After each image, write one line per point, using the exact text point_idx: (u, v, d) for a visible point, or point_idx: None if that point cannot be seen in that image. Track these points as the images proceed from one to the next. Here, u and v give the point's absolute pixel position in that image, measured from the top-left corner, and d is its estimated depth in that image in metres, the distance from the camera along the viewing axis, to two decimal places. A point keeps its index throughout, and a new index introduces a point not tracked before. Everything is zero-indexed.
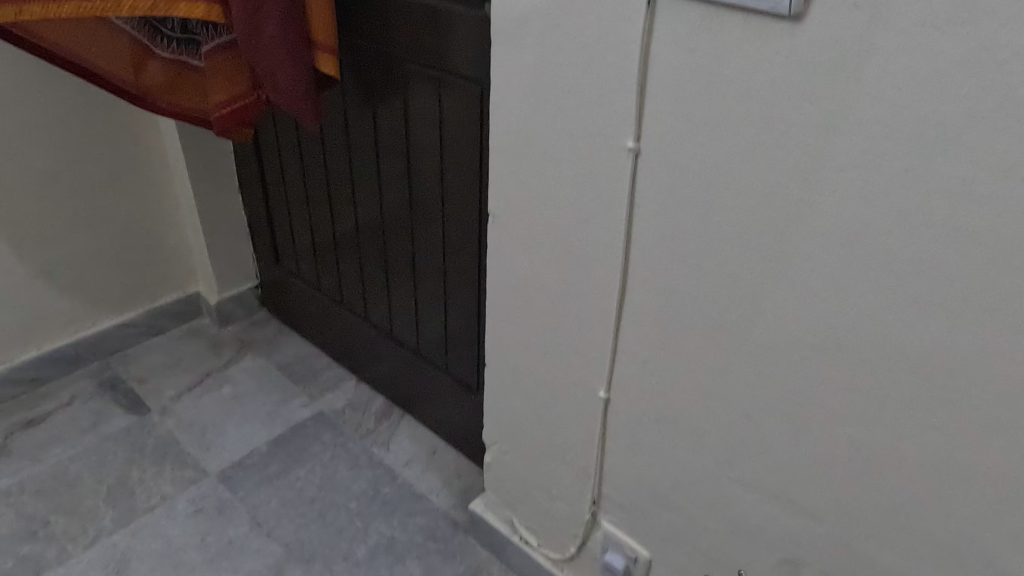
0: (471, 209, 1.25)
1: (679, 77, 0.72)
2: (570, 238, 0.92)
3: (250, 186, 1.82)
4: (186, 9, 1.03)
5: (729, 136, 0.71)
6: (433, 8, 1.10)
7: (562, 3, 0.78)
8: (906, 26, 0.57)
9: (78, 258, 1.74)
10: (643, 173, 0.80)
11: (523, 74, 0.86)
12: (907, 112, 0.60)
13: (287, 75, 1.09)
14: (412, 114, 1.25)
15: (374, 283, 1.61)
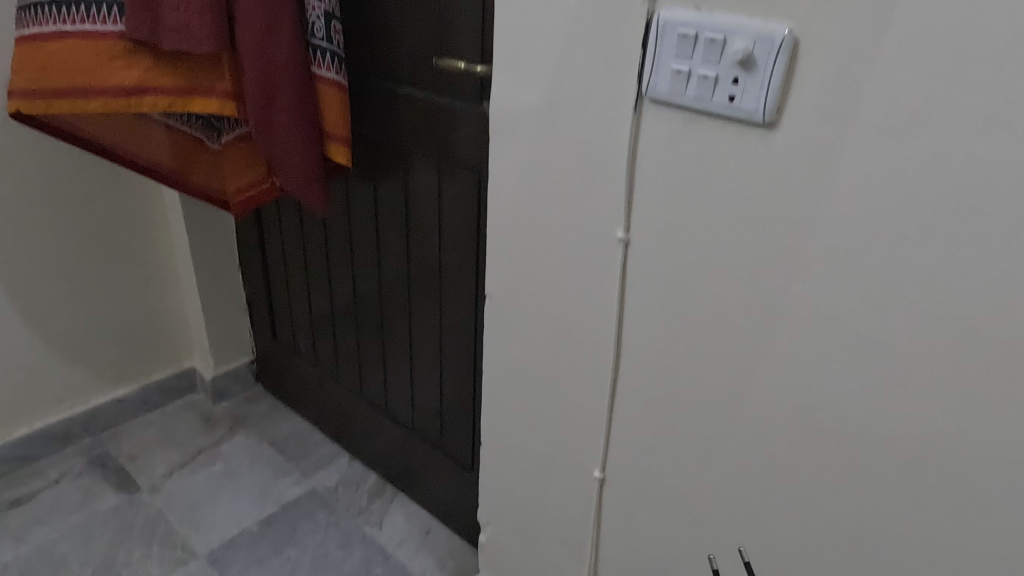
0: (468, 290, 1.29)
1: (664, 175, 0.78)
2: (564, 320, 0.96)
3: (251, 263, 1.86)
4: (202, 104, 1.10)
5: (713, 229, 0.76)
6: (434, 102, 1.18)
7: (555, 107, 0.85)
8: (869, 135, 0.63)
9: (78, 334, 1.76)
10: (633, 261, 0.85)
11: (519, 168, 0.92)
12: (874, 212, 0.65)
13: (297, 165, 1.15)
14: (412, 197, 1.32)
15: (371, 358, 1.63)
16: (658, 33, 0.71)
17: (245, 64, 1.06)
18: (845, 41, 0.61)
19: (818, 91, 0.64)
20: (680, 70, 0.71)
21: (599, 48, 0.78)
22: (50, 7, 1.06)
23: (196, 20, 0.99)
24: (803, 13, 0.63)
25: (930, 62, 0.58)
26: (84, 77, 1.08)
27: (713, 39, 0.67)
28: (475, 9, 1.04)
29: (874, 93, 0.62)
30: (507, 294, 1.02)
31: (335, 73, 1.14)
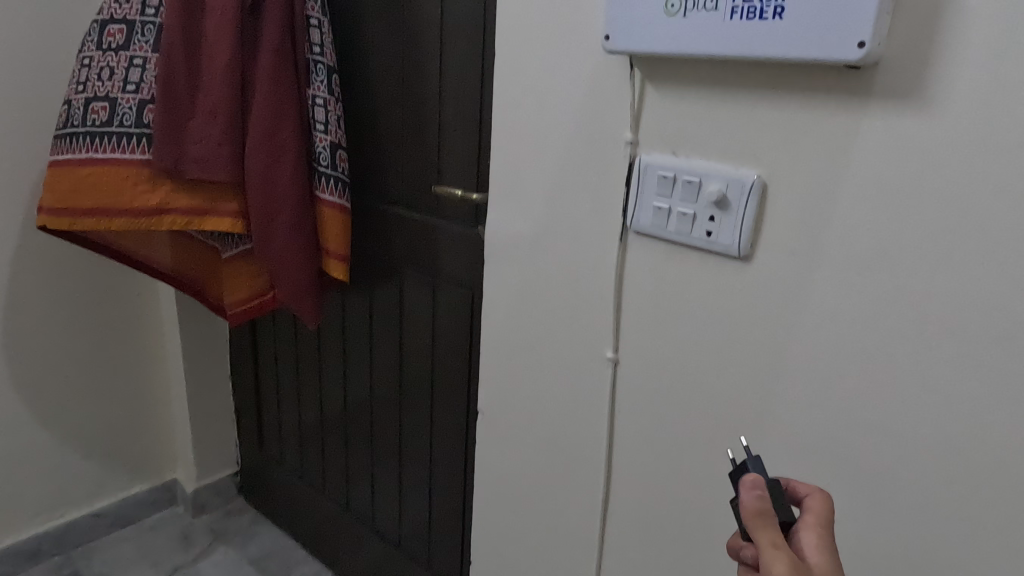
0: (460, 405, 1.30)
1: (650, 300, 0.83)
2: (555, 437, 0.98)
3: (243, 372, 1.87)
4: (214, 222, 1.17)
5: (696, 351, 0.80)
6: (430, 223, 1.24)
7: (548, 234, 0.91)
8: (835, 269, 0.69)
9: (64, 444, 1.73)
10: (621, 381, 0.88)
11: (512, 289, 0.97)
12: (845, 339, 0.69)
13: (294, 279, 1.19)
14: (406, 311, 1.36)
15: (359, 469, 1.62)
16: (639, 173, 0.79)
17: (249, 188, 1.14)
18: (807, 186, 0.68)
19: (787, 229, 0.71)
20: (660, 206, 0.78)
21: (587, 184, 0.85)
22: (83, 138, 1.13)
23: (216, 153, 1.10)
24: (768, 161, 0.70)
25: (883, 206, 0.64)
26: (106, 200, 1.14)
27: (690, 181, 0.75)
28: (472, 143, 1.13)
29: (836, 232, 0.68)
30: (499, 409, 1.05)
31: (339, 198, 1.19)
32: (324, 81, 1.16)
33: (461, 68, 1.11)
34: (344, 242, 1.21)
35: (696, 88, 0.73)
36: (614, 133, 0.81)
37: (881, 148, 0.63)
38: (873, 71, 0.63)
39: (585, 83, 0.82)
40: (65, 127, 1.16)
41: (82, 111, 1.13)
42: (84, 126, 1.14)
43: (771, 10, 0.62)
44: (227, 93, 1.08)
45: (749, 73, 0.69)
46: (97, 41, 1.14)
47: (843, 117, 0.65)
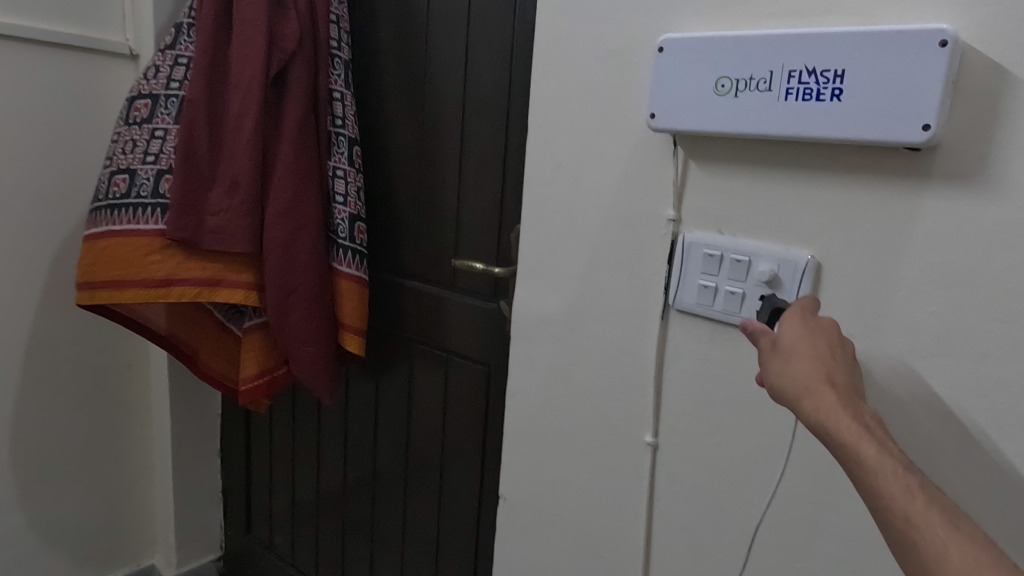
0: (472, 490, 1.24)
1: (694, 381, 0.79)
2: (587, 526, 0.92)
3: (233, 449, 1.79)
4: (226, 294, 1.12)
5: (744, 436, 0.76)
6: (444, 297, 1.21)
7: (582, 311, 0.88)
8: (896, 355, 0.66)
9: (40, 526, 1.61)
10: (661, 466, 0.84)
11: (541, 367, 0.94)
12: (910, 429, 0.66)
13: (310, 352, 1.14)
14: (416, 387, 1.30)
15: (357, 555, 1.52)
16: (683, 252, 0.77)
17: (265, 260, 1.10)
18: (865, 268, 0.66)
19: (843, 312, 0.68)
20: (706, 285, 0.75)
21: (624, 260, 0.83)
22: (101, 212, 1.12)
23: (235, 224, 1.08)
24: (822, 242, 0.68)
25: (949, 290, 0.62)
26: (116, 273, 1.10)
27: (739, 259, 0.73)
28: (492, 217, 1.11)
29: (898, 317, 0.65)
30: (525, 495, 0.99)
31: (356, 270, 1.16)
32: (346, 153, 1.16)
33: (482, 144, 1.11)
34: (359, 315, 1.17)
35: (745, 167, 0.72)
36: (655, 211, 0.79)
37: (943, 229, 0.62)
38: (933, 153, 0.61)
39: (624, 161, 0.81)
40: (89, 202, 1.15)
41: (105, 184, 1.13)
42: (103, 199, 1.12)
43: (829, 92, 0.62)
44: (249, 164, 1.07)
45: (801, 153, 0.68)
46: (125, 116, 1.14)
47: (902, 200, 0.64)
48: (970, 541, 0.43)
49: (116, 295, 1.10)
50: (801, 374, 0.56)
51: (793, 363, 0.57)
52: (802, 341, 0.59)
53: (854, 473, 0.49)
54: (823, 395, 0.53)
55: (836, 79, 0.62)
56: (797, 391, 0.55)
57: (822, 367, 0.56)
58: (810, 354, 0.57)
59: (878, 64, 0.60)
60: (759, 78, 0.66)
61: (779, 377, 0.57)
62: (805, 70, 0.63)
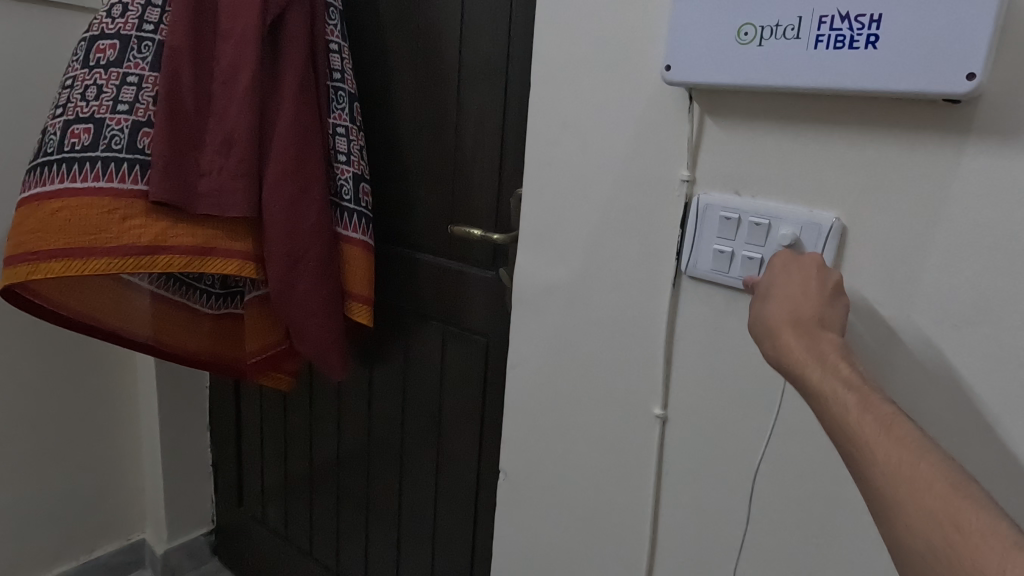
0: (470, 467, 1.21)
1: (707, 353, 0.76)
2: (592, 502, 0.89)
3: (223, 422, 1.75)
4: (219, 265, 1.09)
5: (759, 410, 0.73)
6: (442, 266, 1.16)
7: (588, 279, 0.85)
8: (926, 325, 0.62)
9: (26, 501, 1.59)
10: (670, 441, 0.81)
11: (543, 338, 0.91)
12: (939, 403, 0.62)
13: (318, 325, 1.11)
14: (412, 358, 1.26)
15: (352, 529, 1.50)
16: (697, 216, 0.73)
17: (267, 226, 1.06)
18: (895, 232, 0.62)
19: (871, 280, 0.64)
20: (722, 250, 0.71)
21: (633, 226, 0.79)
22: (57, 166, 1.03)
23: (230, 185, 1.03)
24: (849, 204, 0.64)
25: (987, 256, 0.58)
26: (86, 239, 1.02)
27: (758, 223, 0.68)
28: (492, 182, 1.06)
29: (929, 284, 0.61)
30: (525, 471, 0.96)
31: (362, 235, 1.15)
32: (346, 109, 1.14)
33: (481, 103, 1.05)
34: (367, 283, 1.16)
35: (767, 124, 0.68)
36: (667, 172, 0.75)
37: (983, 190, 0.58)
38: (975, 106, 0.57)
39: (635, 119, 0.76)
40: (39, 156, 1.06)
41: (60, 137, 1.04)
42: (60, 152, 1.04)
43: (864, 39, 0.57)
44: (245, 121, 1.02)
45: (830, 108, 0.64)
46: (83, 57, 1.06)
47: (939, 158, 0.59)
48: (897, 439, 0.45)
49: (91, 266, 1.02)
50: (769, 315, 0.60)
51: (764, 305, 0.61)
52: (778, 279, 0.62)
53: (808, 397, 0.53)
54: (781, 333, 0.57)
55: (873, 24, 0.57)
56: (764, 330, 0.60)
57: (790, 306, 0.59)
58: (781, 295, 0.61)
59: (920, 8, 0.55)
60: (787, 25, 0.61)
61: (753, 319, 0.62)
62: (837, 15, 0.58)
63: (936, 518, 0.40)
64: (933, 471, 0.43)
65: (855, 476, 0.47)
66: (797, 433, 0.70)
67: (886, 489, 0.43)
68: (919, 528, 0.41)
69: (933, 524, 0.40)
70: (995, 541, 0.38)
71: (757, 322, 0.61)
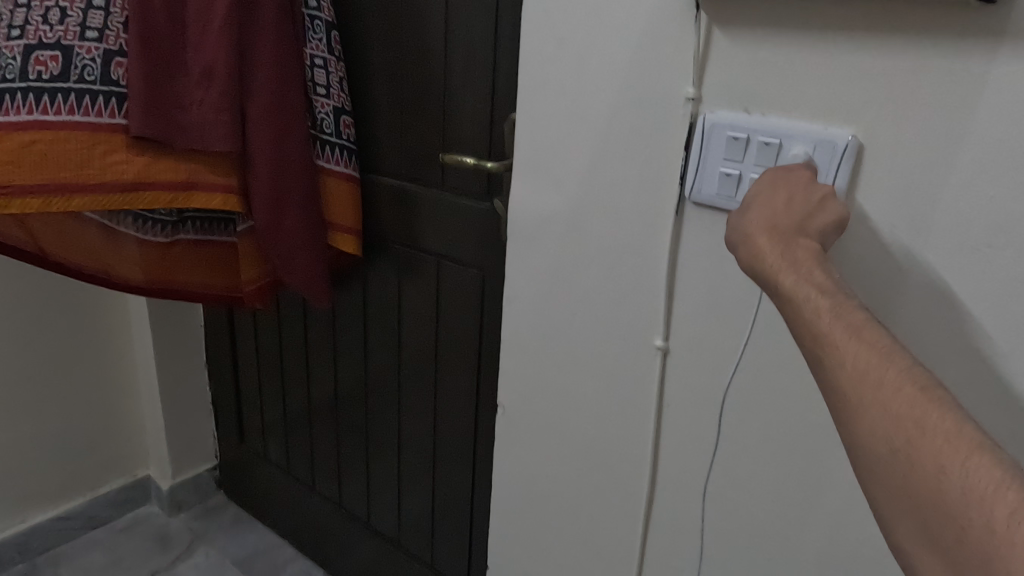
0: (468, 402, 1.20)
1: (710, 283, 0.73)
2: (591, 435, 0.89)
3: (219, 360, 1.75)
4: (202, 200, 1.05)
5: (764, 341, 0.70)
6: (434, 199, 1.12)
7: (585, 209, 0.81)
8: (943, 249, 0.59)
9: (27, 440, 1.60)
10: (671, 374, 0.79)
11: (540, 272, 0.88)
12: (954, 329, 0.60)
13: (305, 260, 1.09)
14: (406, 294, 1.24)
15: (353, 463, 1.52)
16: (703, 137, 0.68)
17: (254, 164, 1.03)
18: (916, 150, 0.58)
19: (886, 203, 0.61)
20: (728, 174, 0.67)
21: (632, 151, 0.74)
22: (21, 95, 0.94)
23: (211, 120, 0.98)
24: (867, 120, 0.60)
25: (1014, 174, 0.54)
26: (65, 175, 0.97)
27: (768, 142, 0.64)
28: (483, 107, 1.00)
29: (950, 206, 0.58)
30: (524, 406, 0.95)
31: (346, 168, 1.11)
32: (324, 38, 1.07)
33: (469, 21, 0.98)
34: (352, 215, 1.14)
35: (780, 34, 0.62)
36: (670, 91, 0.70)
37: (1013, 102, 0.53)
38: (1010, 7, 0.52)
39: (637, 32, 0.71)
40: None
41: (20, 62, 0.94)
42: (23, 80, 0.95)
43: None
44: (224, 50, 0.96)
45: (850, 14, 0.59)
46: None
47: (967, 67, 0.55)
48: (863, 343, 0.44)
49: (73, 204, 0.98)
50: (744, 221, 0.58)
51: (741, 213, 0.59)
52: (759, 188, 0.59)
53: (781, 304, 0.51)
54: (756, 239, 0.55)
55: None
56: (738, 238, 0.57)
57: (770, 213, 0.57)
58: (761, 202, 0.58)
59: None
60: None
61: (729, 228, 0.60)
62: None
63: (899, 423, 0.40)
64: (903, 376, 0.41)
65: (821, 382, 0.45)
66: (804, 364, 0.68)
67: (852, 392, 0.42)
68: (885, 432, 0.40)
69: (896, 426, 0.40)
70: (960, 447, 0.37)
71: (732, 230, 0.59)
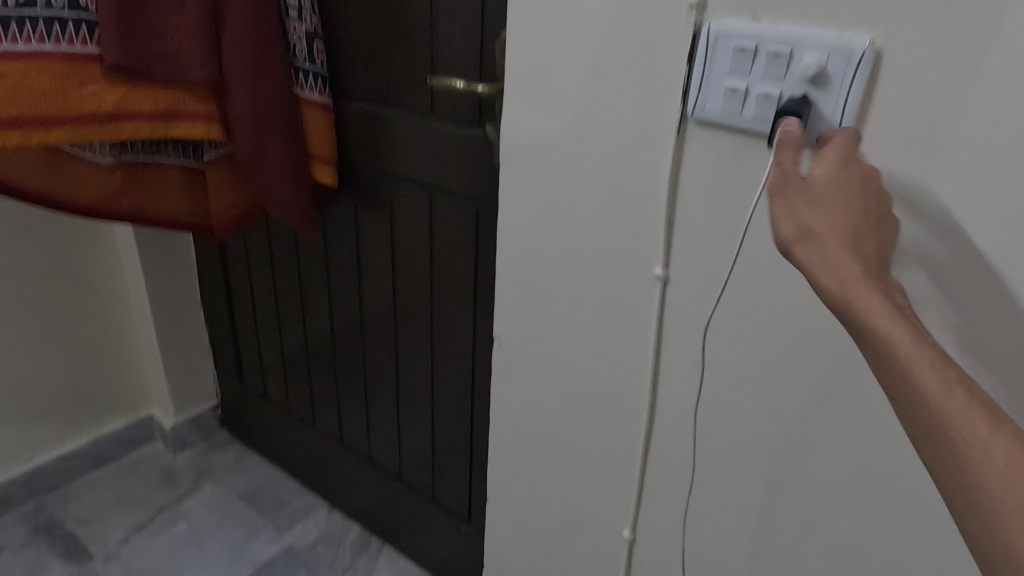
0: (465, 337, 1.19)
1: (713, 207, 0.69)
2: (588, 368, 0.87)
3: (214, 299, 1.73)
4: (185, 128, 1.01)
5: (769, 267, 0.68)
6: (424, 128, 1.07)
7: (581, 133, 0.76)
8: (964, 165, 0.56)
9: (26, 381, 1.61)
10: (671, 304, 0.76)
11: (534, 201, 0.84)
12: (971, 248, 0.58)
13: (286, 191, 1.06)
14: (399, 229, 1.20)
15: (353, 399, 1.52)
16: (708, 49, 0.63)
17: (232, 91, 0.98)
18: (940, 57, 0.54)
19: (905, 116, 0.57)
20: (735, 88, 0.62)
21: (631, 66, 0.69)
22: None
23: (189, 47, 0.94)
24: (888, 24, 0.55)
25: None
26: (37, 105, 0.92)
27: (778, 52, 0.59)
28: (472, 26, 0.94)
29: (975, 117, 0.55)
30: (521, 340, 0.93)
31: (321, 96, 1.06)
32: None
33: None
34: (329, 145, 1.08)
35: None
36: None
37: None
38: None
39: None
40: None
41: None
42: None
43: None
44: None
45: None
46: None
47: None
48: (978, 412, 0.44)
49: (48, 136, 0.94)
50: (827, 227, 0.52)
51: (821, 211, 0.53)
52: (832, 196, 0.54)
53: (871, 332, 0.48)
54: (846, 257, 0.51)
55: None
56: (819, 241, 0.52)
57: (851, 227, 0.53)
58: (843, 213, 0.53)
59: None
60: None
61: (801, 221, 0.53)
62: None
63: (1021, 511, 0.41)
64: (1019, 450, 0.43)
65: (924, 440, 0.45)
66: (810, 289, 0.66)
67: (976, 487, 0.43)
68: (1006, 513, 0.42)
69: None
70: None
71: (806, 227, 0.53)
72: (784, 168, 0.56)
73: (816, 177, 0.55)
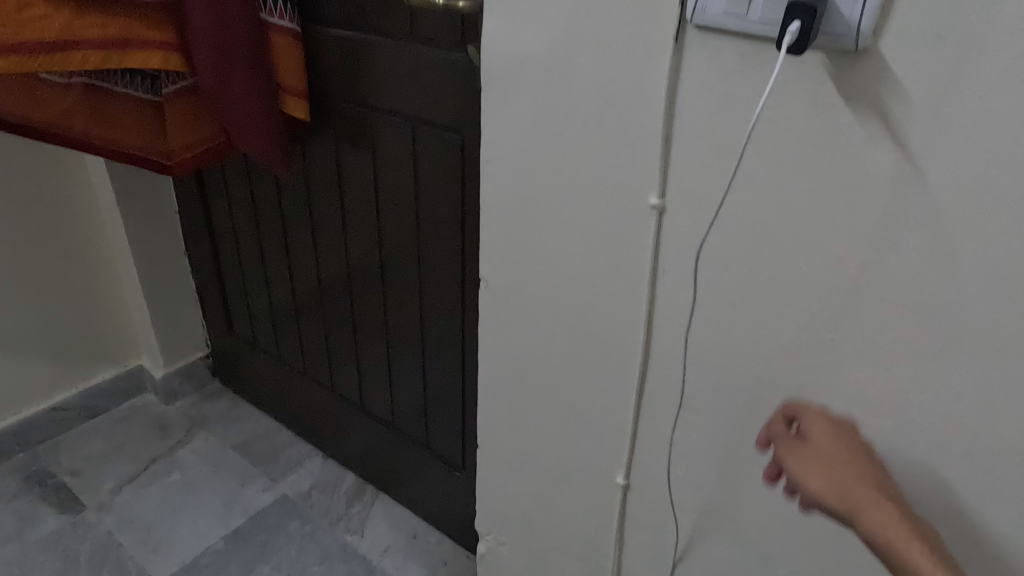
0: (452, 280, 1.13)
1: (714, 124, 0.64)
2: (579, 308, 0.82)
3: (199, 246, 1.68)
4: (140, 59, 0.93)
5: (774, 190, 0.62)
6: (404, 53, 1.00)
7: (568, 48, 0.69)
8: (1001, 65, 0.50)
9: (8, 331, 1.57)
10: (666, 236, 0.71)
11: (518, 127, 0.77)
12: (1001, 163, 0.52)
13: (258, 123, 0.98)
14: (382, 166, 1.14)
15: (343, 346, 1.48)
16: None
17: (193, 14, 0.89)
18: None
19: (937, 10, 0.51)
20: None
21: None
22: None
23: None
24: None
25: None
26: None
27: None
28: None
29: (1015, 7, 0.48)
30: (508, 279, 0.87)
31: (289, 21, 0.98)
32: None
33: None
34: (299, 73, 1.02)
35: None
36: None
37: None
38: None
39: None
40: None
41: None
42: None
43: None
44: None
45: None
46: None
47: None
48: None
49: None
50: (832, 475, 0.60)
51: (828, 467, 0.60)
52: (833, 448, 0.62)
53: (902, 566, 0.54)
54: (859, 500, 0.57)
55: None
56: (834, 491, 0.59)
57: (858, 470, 0.60)
58: (844, 459, 0.61)
59: None
60: None
61: (810, 479, 0.60)
62: None
63: None
64: None
65: None
66: (819, 213, 0.61)
67: None
68: None
69: None
70: None
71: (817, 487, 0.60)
72: (788, 442, 0.64)
73: (811, 432, 0.64)
